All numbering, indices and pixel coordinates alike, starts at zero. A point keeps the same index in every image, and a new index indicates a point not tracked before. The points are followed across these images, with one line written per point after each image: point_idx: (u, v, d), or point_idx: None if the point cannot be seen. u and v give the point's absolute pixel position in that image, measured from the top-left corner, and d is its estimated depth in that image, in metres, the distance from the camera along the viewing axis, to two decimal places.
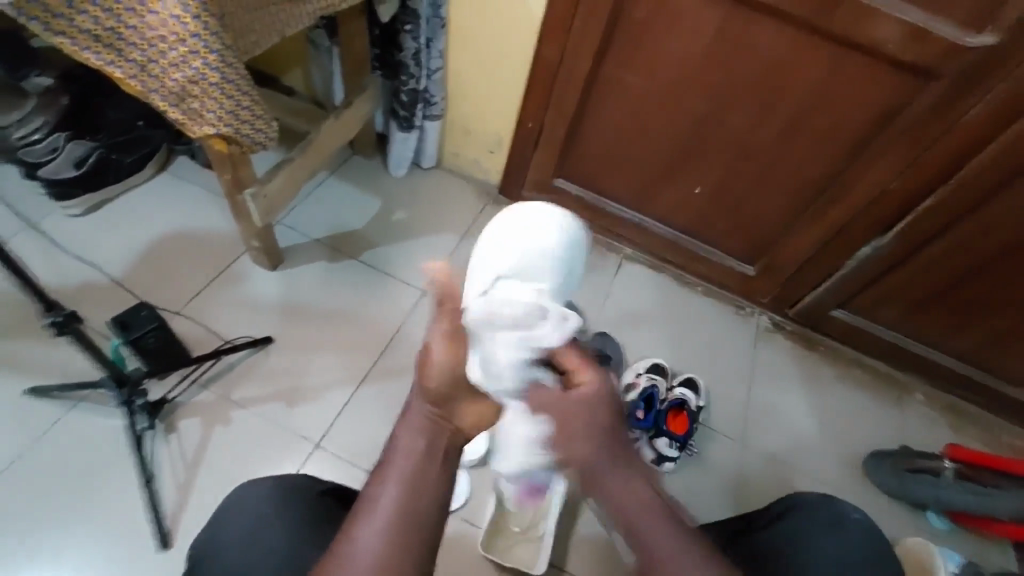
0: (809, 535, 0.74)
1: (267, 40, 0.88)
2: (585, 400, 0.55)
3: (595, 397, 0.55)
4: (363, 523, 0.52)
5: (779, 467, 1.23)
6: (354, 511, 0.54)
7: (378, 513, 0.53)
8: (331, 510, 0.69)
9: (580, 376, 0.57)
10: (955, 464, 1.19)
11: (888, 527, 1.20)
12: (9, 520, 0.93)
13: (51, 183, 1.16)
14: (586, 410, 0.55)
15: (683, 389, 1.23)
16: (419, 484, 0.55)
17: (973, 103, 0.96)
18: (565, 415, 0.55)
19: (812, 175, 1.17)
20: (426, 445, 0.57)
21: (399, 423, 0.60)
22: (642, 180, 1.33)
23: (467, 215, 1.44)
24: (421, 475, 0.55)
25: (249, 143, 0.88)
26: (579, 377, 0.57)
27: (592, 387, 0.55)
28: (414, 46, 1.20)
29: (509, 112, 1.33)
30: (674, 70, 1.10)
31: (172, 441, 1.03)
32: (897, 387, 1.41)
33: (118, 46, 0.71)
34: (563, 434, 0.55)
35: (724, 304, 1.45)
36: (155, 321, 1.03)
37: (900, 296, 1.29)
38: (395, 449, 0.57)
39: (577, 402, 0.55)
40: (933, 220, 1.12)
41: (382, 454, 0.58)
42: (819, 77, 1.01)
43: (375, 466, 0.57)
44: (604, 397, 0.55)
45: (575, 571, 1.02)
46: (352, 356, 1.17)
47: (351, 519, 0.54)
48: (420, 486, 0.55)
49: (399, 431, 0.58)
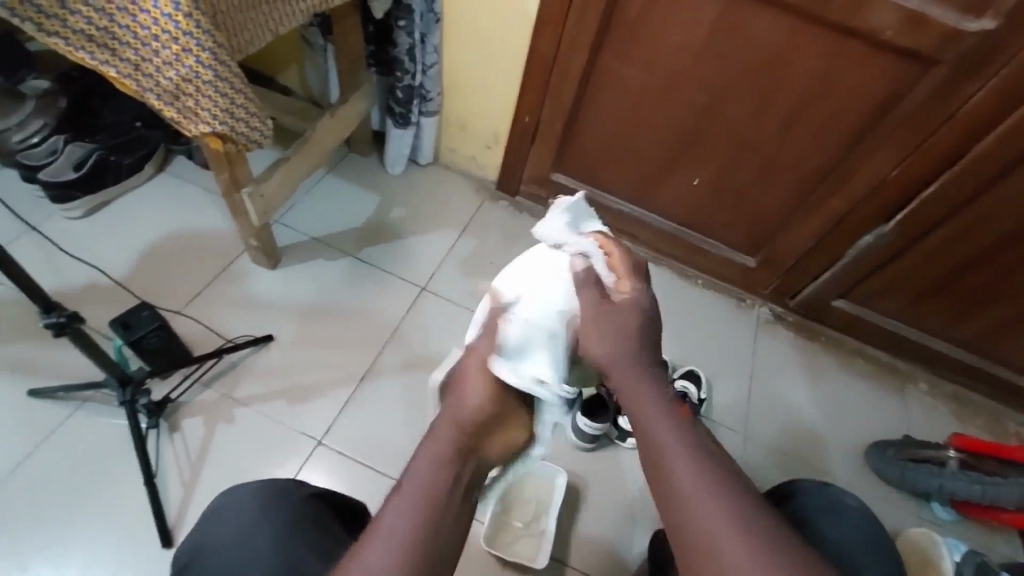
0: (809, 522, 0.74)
1: (261, 38, 0.88)
2: (627, 300, 0.69)
3: (637, 300, 0.68)
4: (369, 541, 0.54)
5: (782, 459, 1.23)
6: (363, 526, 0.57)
7: (383, 536, 0.54)
8: (316, 514, 0.69)
9: (621, 281, 0.70)
10: (958, 454, 1.18)
11: (892, 517, 1.19)
12: (15, 520, 0.94)
13: (51, 186, 1.15)
14: (632, 311, 0.68)
15: (685, 381, 1.22)
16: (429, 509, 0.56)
17: (972, 89, 0.95)
18: (617, 312, 0.68)
19: (811, 165, 1.16)
20: (441, 470, 0.60)
21: (417, 453, 0.63)
22: (640, 173, 1.33)
23: (466, 211, 1.44)
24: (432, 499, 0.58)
25: (244, 142, 0.88)
26: (624, 283, 0.70)
27: (633, 290, 0.69)
28: (409, 42, 1.19)
29: (505, 108, 1.32)
30: (670, 61, 1.09)
31: (176, 440, 1.04)
32: (900, 376, 1.41)
33: (112, 46, 0.71)
34: (607, 324, 0.67)
35: (725, 297, 1.45)
36: (157, 322, 1.00)
37: (902, 285, 1.28)
38: (411, 474, 0.60)
39: (625, 300, 0.68)
40: (933, 209, 1.12)
41: (397, 478, 0.61)
42: (818, 66, 1.00)
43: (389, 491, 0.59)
44: (640, 299, 0.69)
45: (578, 564, 1.02)
46: (352, 352, 1.18)
47: (361, 533, 0.56)
48: (428, 511, 0.57)
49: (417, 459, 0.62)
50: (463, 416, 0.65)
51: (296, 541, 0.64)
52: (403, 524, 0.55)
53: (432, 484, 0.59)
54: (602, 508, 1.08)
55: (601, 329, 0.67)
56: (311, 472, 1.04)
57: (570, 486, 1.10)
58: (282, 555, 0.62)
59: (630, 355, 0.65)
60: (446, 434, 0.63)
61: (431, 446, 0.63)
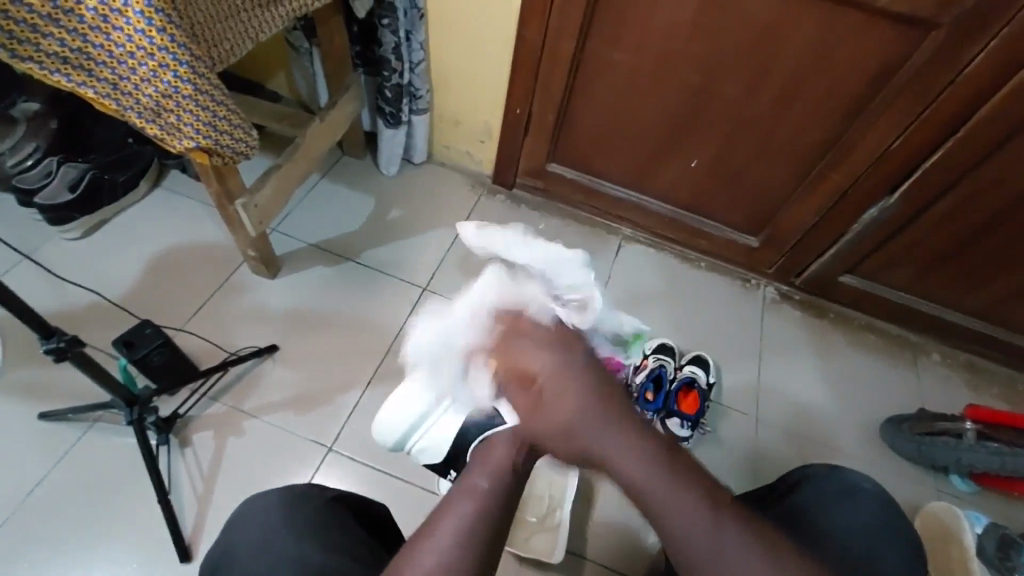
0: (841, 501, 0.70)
1: (242, 47, 0.87)
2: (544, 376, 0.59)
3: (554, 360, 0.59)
4: (420, 550, 0.52)
5: (797, 439, 1.21)
6: (423, 524, 0.55)
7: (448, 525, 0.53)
8: (343, 516, 0.69)
9: (527, 355, 0.61)
10: (975, 426, 1.13)
11: (910, 493, 1.18)
12: (34, 544, 0.95)
13: (47, 209, 1.16)
14: (567, 390, 0.58)
15: (693, 367, 1.21)
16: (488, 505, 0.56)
17: (975, 51, 0.92)
18: (542, 398, 0.59)
19: (811, 139, 1.14)
20: (501, 473, 0.59)
21: (474, 461, 0.61)
22: (637, 158, 1.31)
23: (464, 207, 1.43)
24: (492, 495, 0.57)
25: (231, 154, 0.88)
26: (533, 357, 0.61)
27: (546, 362, 0.59)
28: (394, 40, 1.17)
29: (496, 100, 1.31)
30: (660, 40, 1.07)
31: (187, 454, 1.04)
32: (911, 348, 1.39)
33: (88, 66, 0.70)
34: (548, 418, 0.58)
35: (729, 278, 1.43)
36: (161, 338, 0.99)
37: (910, 257, 1.26)
38: (470, 470, 0.60)
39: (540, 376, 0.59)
40: (937, 177, 1.09)
41: (456, 482, 0.59)
42: (811, 39, 0.97)
43: (440, 500, 0.57)
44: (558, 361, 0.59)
45: (597, 558, 1.02)
46: (357, 356, 1.18)
47: (409, 540, 0.54)
48: (491, 507, 0.56)
49: (474, 466, 0.60)
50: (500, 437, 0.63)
51: (316, 540, 0.63)
52: (459, 522, 0.54)
53: (496, 479, 0.58)
54: (615, 497, 1.08)
55: (552, 424, 0.58)
56: (323, 478, 1.05)
57: (583, 479, 1.09)
58: (309, 555, 0.61)
59: (608, 433, 0.56)
60: (519, 429, 0.61)
61: (492, 448, 0.61)
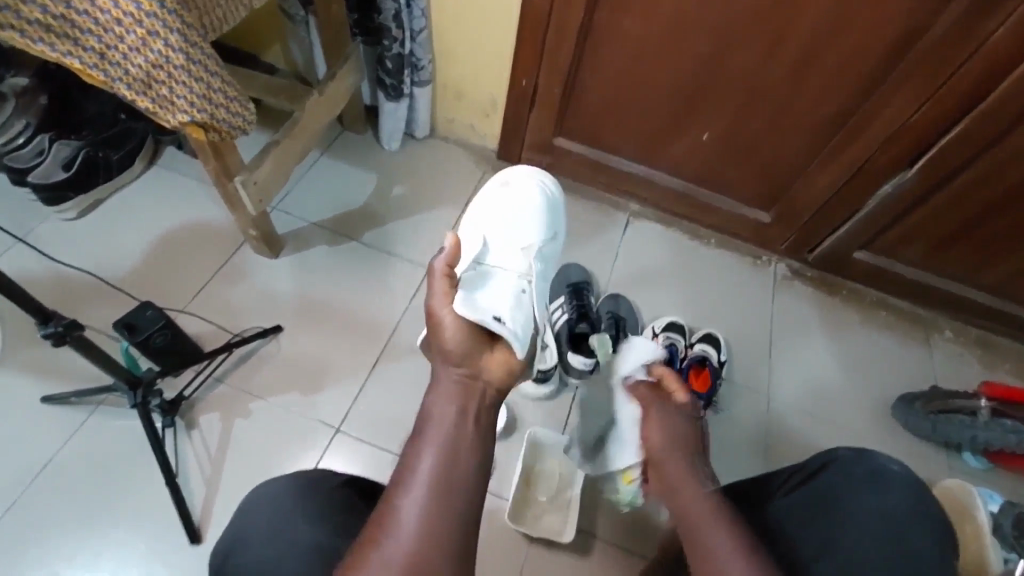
0: (873, 483, 0.68)
1: (233, 16, 0.83)
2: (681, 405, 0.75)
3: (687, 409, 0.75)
4: (403, 491, 0.52)
5: (808, 417, 1.20)
6: (391, 485, 0.53)
7: (416, 480, 0.52)
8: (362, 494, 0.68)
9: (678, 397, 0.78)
10: (990, 403, 1.11)
11: (922, 471, 1.17)
12: (44, 527, 0.95)
13: (41, 187, 1.12)
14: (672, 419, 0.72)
15: (703, 345, 1.19)
16: (454, 444, 0.55)
17: (1000, 20, 0.87)
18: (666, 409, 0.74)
19: (826, 112, 1.09)
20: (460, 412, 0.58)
21: (430, 391, 0.61)
22: (644, 133, 1.27)
23: (468, 183, 1.39)
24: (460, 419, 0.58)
25: (228, 130, 0.84)
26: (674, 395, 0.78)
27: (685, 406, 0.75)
28: (394, 7, 1.12)
29: (501, 71, 1.26)
30: (670, 8, 1.02)
31: (194, 436, 1.03)
32: (924, 326, 1.37)
33: (72, 34, 0.66)
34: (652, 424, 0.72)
35: (740, 255, 1.40)
36: (161, 320, 0.98)
37: (927, 232, 1.22)
38: (428, 414, 0.58)
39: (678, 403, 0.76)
40: (958, 151, 1.05)
41: (414, 426, 0.58)
42: (829, 4, 0.92)
43: (408, 437, 0.57)
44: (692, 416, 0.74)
45: (606, 536, 1.02)
46: (363, 336, 1.16)
47: (382, 503, 0.52)
48: (458, 445, 0.55)
49: (431, 402, 0.59)
50: (447, 260, 0.70)
51: (333, 522, 0.62)
52: (433, 464, 0.53)
53: (446, 424, 0.57)
54: None
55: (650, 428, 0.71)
56: (331, 460, 1.04)
57: None
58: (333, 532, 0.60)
59: (674, 454, 0.67)
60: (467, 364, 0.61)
61: (439, 378, 0.61)
